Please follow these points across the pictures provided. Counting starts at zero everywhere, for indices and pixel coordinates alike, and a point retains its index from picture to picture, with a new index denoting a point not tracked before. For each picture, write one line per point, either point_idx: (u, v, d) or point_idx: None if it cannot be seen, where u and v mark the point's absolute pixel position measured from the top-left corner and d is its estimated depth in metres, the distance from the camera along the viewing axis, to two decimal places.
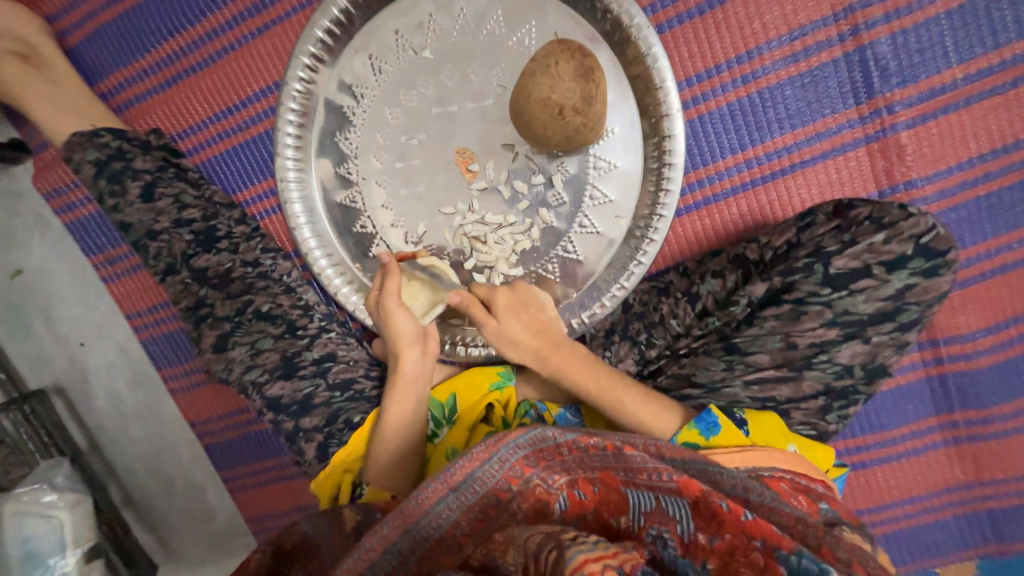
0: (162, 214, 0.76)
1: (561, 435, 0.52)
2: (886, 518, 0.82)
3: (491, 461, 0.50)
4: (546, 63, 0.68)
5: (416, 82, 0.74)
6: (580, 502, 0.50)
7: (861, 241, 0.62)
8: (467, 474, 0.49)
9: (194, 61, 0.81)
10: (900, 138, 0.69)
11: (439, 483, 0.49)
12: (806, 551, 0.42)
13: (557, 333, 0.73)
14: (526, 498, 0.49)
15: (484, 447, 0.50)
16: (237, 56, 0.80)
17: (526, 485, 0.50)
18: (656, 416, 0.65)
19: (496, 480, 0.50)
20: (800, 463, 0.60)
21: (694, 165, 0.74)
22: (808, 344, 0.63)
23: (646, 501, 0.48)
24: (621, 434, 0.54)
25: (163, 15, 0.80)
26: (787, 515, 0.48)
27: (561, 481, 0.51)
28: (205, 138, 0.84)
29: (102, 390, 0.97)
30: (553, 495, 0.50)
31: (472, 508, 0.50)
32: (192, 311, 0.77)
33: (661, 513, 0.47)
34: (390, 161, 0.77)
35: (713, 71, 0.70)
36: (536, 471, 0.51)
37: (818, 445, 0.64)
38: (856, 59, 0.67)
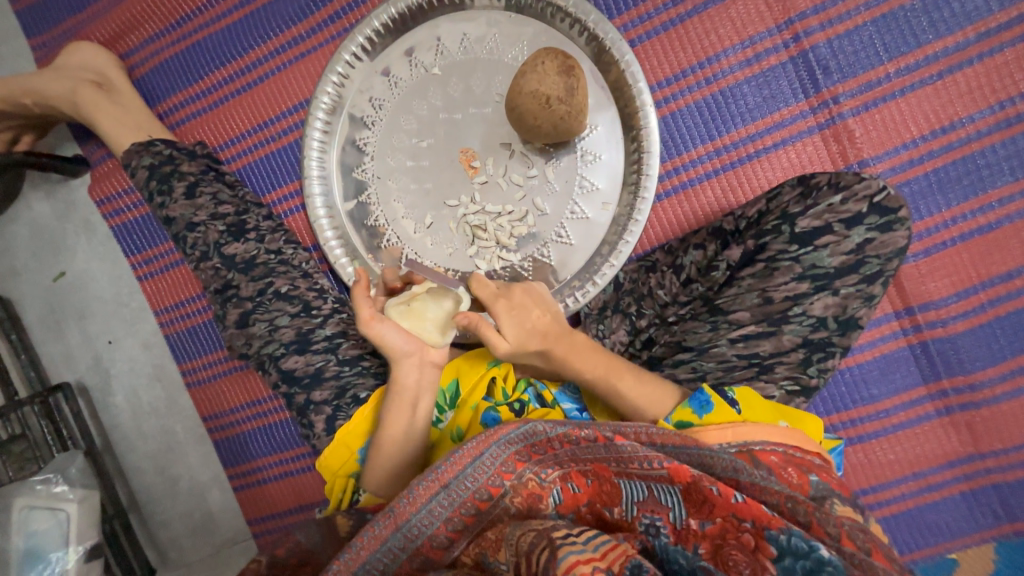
0: (201, 209, 0.86)
1: (553, 430, 0.58)
2: (891, 497, 0.81)
3: (483, 458, 0.56)
4: (535, 63, 0.74)
5: (427, 94, 0.86)
6: (574, 496, 0.57)
7: (822, 203, 0.70)
8: (457, 472, 0.55)
9: (240, 86, 0.95)
10: (848, 124, 0.78)
11: (431, 481, 0.55)
12: (795, 531, 0.48)
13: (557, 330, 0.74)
14: (518, 492, 0.55)
15: (476, 443, 0.56)
16: (276, 80, 0.94)
17: (518, 480, 0.56)
18: (651, 395, 0.68)
19: (487, 476, 0.56)
20: (792, 436, 0.62)
21: (671, 155, 0.83)
22: (782, 297, 0.69)
23: (638, 491, 0.55)
24: (613, 425, 0.59)
25: (217, 49, 0.95)
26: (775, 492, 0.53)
27: (554, 475, 0.58)
28: (242, 148, 0.96)
29: (122, 388, 1.01)
30: (546, 489, 0.57)
31: (463, 504, 0.55)
32: (220, 293, 0.84)
33: (654, 501, 0.54)
34: (403, 161, 0.88)
35: (681, 75, 0.81)
36: (528, 465, 0.57)
37: (802, 413, 0.66)
38: (800, 61, 0.78)
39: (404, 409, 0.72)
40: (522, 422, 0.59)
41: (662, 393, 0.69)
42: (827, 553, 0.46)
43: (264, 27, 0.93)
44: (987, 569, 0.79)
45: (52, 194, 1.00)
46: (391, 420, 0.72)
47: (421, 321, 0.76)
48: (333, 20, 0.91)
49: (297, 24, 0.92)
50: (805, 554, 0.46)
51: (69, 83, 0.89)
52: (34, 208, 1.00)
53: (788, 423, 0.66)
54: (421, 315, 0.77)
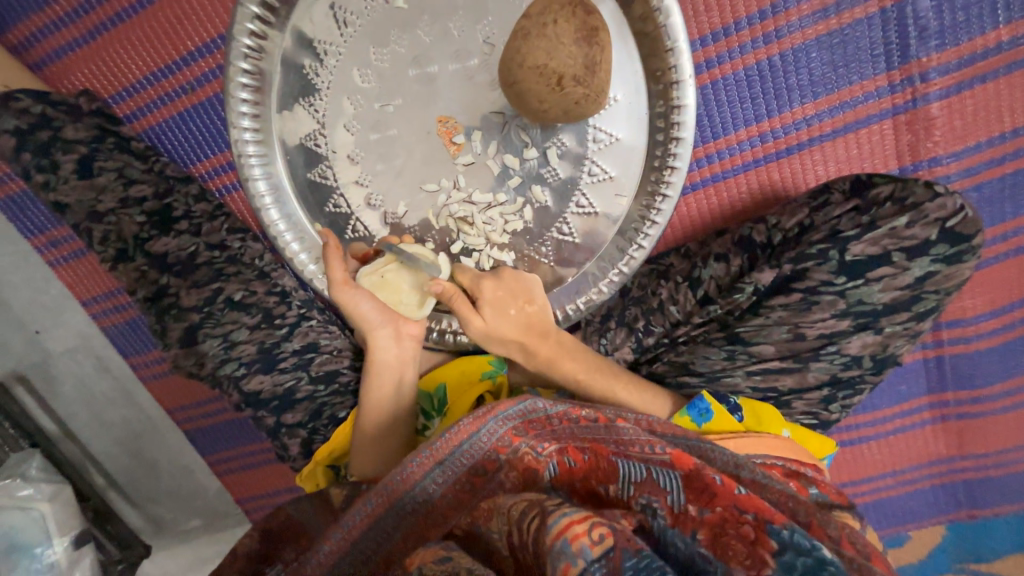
0: (106, 193, 0.76)
1: (552, 407, 0.55)
2: (870, 489, 0.84)
3: (480, 433, 0.51)
4: (541, 22, 0.62)
5: (387, 39, 0.68)
6: (569, 470, 0.49)
7: (882, 226, 0.60)
8: (455, 446, 0.50)
9: (105, 30, 0.82)
10: (930, 109, 0.68)
11: (425, 457, 0.50)
12: (798, 526, 0.42)
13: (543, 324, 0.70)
14: (513, 467, 0.49)
15: (471, 419, 0.51)
16: (141, 24, 0.81)
17: (514, 455, 0.50)
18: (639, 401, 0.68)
19: (484, 450, 0.51)
20: (793, 448, 0.61)
21: (705, 138, 0.73)
22: (816, 335, 0.62)
23: (637, 472, 0.47)
24: (612, 410, 0.56)
25: None
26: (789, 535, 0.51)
27: (551, 449, 0.50)
28: (155, 106, 0.85)
29: (67, 375, 0.93)
30: (542, 463, 0.49)
31: (458, 480, 0.50)
32: (154, 302, 0.76)
33: (652, 484, 0.46)
34: (363, 132, 0.71)
35: (731, 30, 0.68)
36: (525, 439, 0.51)
37: (810, 433, 0.65)
38: (893, 14, 0.65)
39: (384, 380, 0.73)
40: (519, 398, 0.55)
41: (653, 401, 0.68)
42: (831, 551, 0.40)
43: None
44: (936, 543, 0.88)
45: None
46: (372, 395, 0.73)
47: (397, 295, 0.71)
48: None
49: None
50: (808, 551, 0.40)
51: None
52: None
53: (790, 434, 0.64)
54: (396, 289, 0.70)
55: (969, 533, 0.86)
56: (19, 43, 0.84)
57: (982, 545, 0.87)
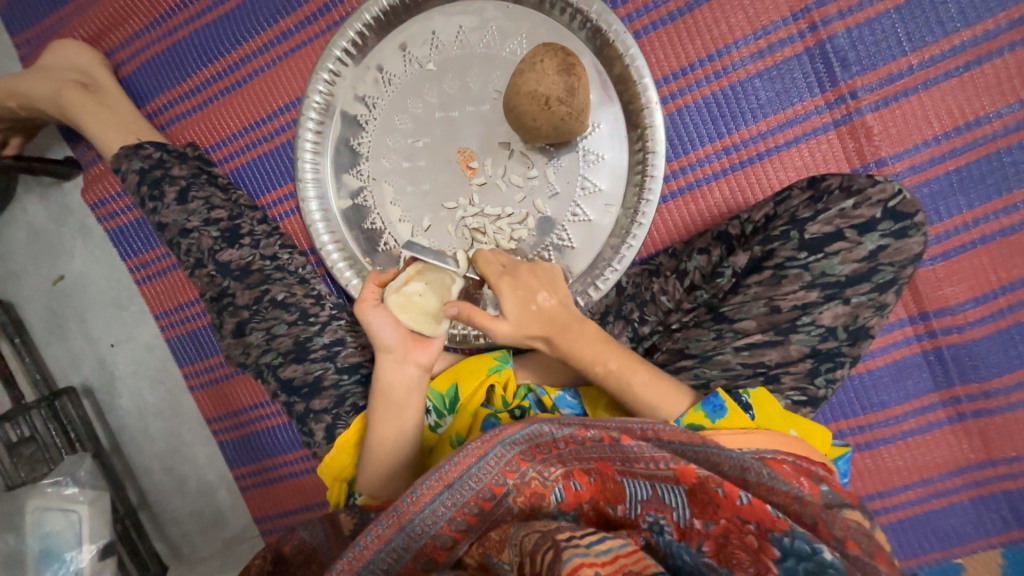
0: (194, 214, 0.85)
1: (558, 430, 0.55)
2: (899, 503, 0.80)
3: (486, 457, 0.53)
4: (532, 62, 0.71)
5: (421, 91, 0.83)
6: (576, 493, 0.54)
7: (833, 207, 0.66)
8: (462, 471, 0.53)
9: (215, 91, 0.93)
10: (866, 120, 0.74)
11: (434, 480, 0.53)
12: (799, 533, 0.46)
13: (565, 316, 0.71)
14: (520, 493, 0.53)
15: (479, 443, 0.53)
16: (245, 90, 0.92)
17: (521, 480, 0.54)
18: (659, 399, 0.66)
19: (491, 476, 0.53)
20: (801, 448, 0.61)
21: (676, 153, 0.80)
22: (791, 307, 0.66)
23: (642, 490, 0.52)
24: (618, 423, 0.56)
25: (185, 53, 0.93)
26: (782, 495, 0.51)
27: (557, 474, 0.55)
28: (236, 149, 0.94)
29: (125, 389, 1.02)
30: (548, 488, 0.54)
31: (467, 504, 0.53)
32: (216, 301, 0.84)
33: (658, 500, 0.51)
34: (398, 162, 0.85)
35: (687, 70, 0.77)
36: (532, 464, 0.54)
37: (812, 424, 0.65)
38: (817, 52, 0.74)
39: (390, 414, 0.73)
40: (527, 421, 0.55)
41: (674, 395, 0.67)
42: (830, 556, 0.44)
43: (237, 29, 0.91)
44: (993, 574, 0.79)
45: (46, 197, 0.99)
46: (378, 428, 0.73)
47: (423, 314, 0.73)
48: (322, 14, 0.87)
49: (283, 19, 0.89)
50: (809, 556, 0.44)
51: (52, 85, 0.87)
52: (29, 211, 0.99)
53: (797, 432, 0.64)
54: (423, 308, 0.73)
55: None
56: (137, 101, 0.97)
57: None
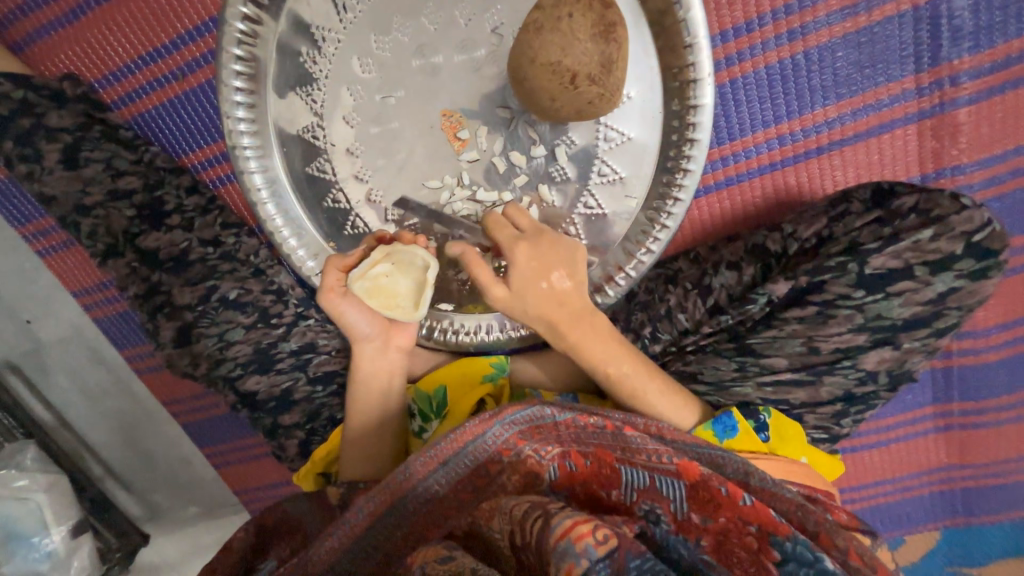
0: (93, 184, 0.65)
1: (560, 413, 0.53)
2: (866, 495, 0.83)
3: (485, 436, 0.51)
4: (557, 13, 0.50)
5: (389, 26, 0.60)
6: (570, 474, 0.50)
7: (906, 237, 0.55)
8: (460, 445, 0.50)
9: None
10: (958, 115, 0.60)
11: (431, 456, 0.50)
12: (801, 539, 0.46)
13: (575, 302, 0.63)
14: (516, 470, 0.50)
15: (478, 422, 0.51)
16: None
17: (517, 457, 0.51)
18: (671, 403, 0.63)
19: (487, 452, 0.51)
20: (811, 476, 0.60)
21: (717, 141, 0.64)
22: (831, 349, 0.59)
23: (640, 478, 0.50)
24: (621, 414, 0.55)
25: None
26: (786, 500, 0.50)
27: (554, 453, 0.51)
28: (133, 86, 0.69)
29: (59, 367, 0.89)
30: (543, 466, 0.50)
31: (460, 479, 0.51)
32: (146, 300, 0.68)
33: (655, 491, 0.49)
34: (363, 125, 0.65)
35: (754, 25, 0.58)
36: (529, 442, 0.51)
37: (824, 455, 0.63)
38: (925, 15, 0.56)
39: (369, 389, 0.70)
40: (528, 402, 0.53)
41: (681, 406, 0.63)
42: (829, 563, 0.44)
43: None
44: (925, 548, 0.87)
45: None
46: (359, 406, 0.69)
47: (392, 301, 0.65)
48: None
49: None
50: (810, 561, 0.44)
51: None
52: None
53: (808, 459, 0.62)
54: (392, 294, 0.65)
55: (966, 541, 0.85)
56: None
57: (974, 554, 0.85)
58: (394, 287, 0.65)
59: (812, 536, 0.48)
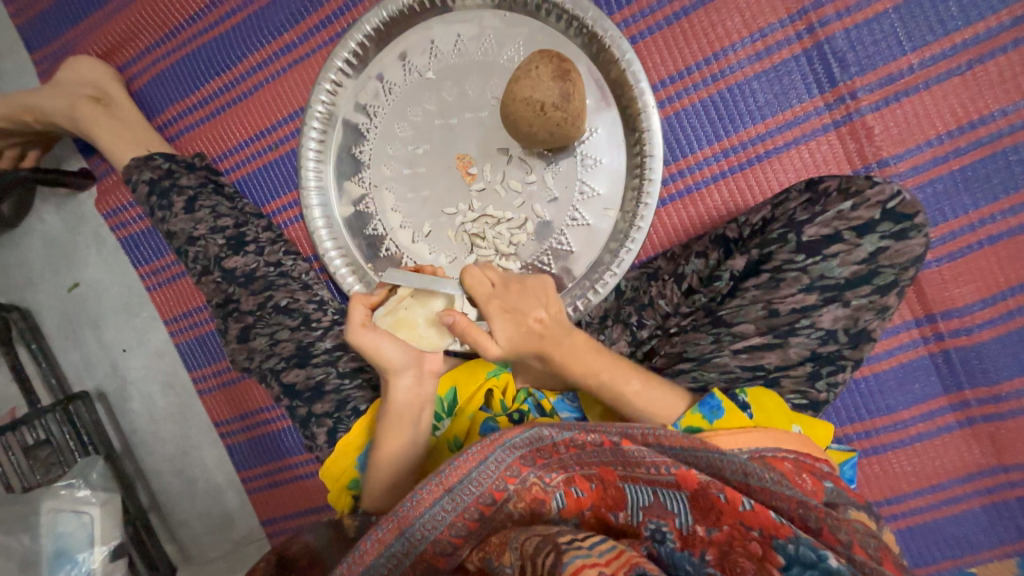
0: (200, 223, 0.87)
1: (558, 435, 0.55)
2: (910, 509, 0.78)
3: (485, 462, 0.54)
4: (528, 68, 0.71)
5: (420, 99, 0.84)
6: (577, 500, 0.54)
7: (829, 210, 0.65)
8: (462, 475, 0.53)
9: (222, 103, 0.96)
10: (866, 122, 0.73)
11: (435, 484, 0.53)
12: (802, 539, 0.47)
13: (555, 331, 0.69)
14: (522, 498, 0.53)
15: (479, 447, 0.54)
16: (251, 102, 0.94)
17: (523, 485, 0.54)
18: (655, 401, 0.66)
19: (491, 480, 0.53)
20: (805, 443, 0.61)
21: (674, 157, 0.80)
22: (789, 310, 0.65)
23: (643, 496, 0.52)
24: (619, 428, 0.55)
25: (194, 68, 0.96)
26: (787, 500, 0.52)
27: (558, 480, 0.55)
28: (242, 158, 0.96)
29: (138, 393, 1.05)
30: (549, 493, 0.54)
31: (467, 509, 0.53)
32: (222, 307, 0.86)
33: (660, 507, 0.51)
34: (399, 169, 0.86)
35: (684, 73, 0.77)
36: (533, 469, 0.55)
37: (815, 420, 0.64)
38: (815, 53, 0.73)
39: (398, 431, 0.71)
40: (527, 425, 0.56)
41: (669, 399, 0.66)
42: (835, 561, 0.45)
43: (245, 42, 0.93)
44: None
45: (62, 207, 1.02)
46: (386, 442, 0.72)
47: (415, 331, 0.71)
48: (325, 26, 0.89)
49: (288, 31, 0.91)
50: (814, 563, 0.45)
51: (67, 99, 0.90)
52: (46, 221, 1.03)
53: (799, 427, 0.64)
54: (412, 324, 0.71)
55: None
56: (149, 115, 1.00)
57: None
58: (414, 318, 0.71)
59: (816, 533, 0.50)
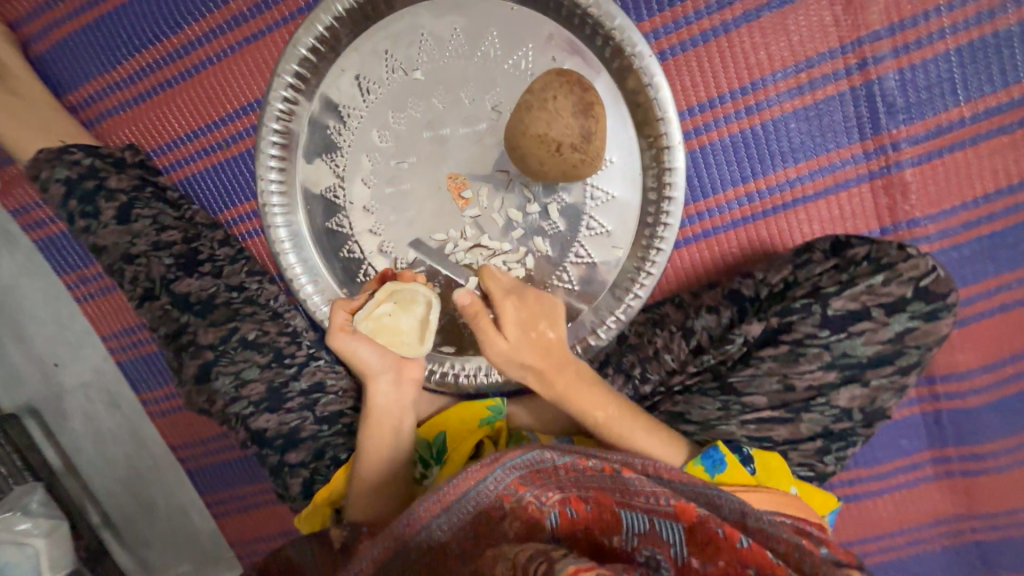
0: (139, 237, 0.74)
1: (558, 458, 0.55)
2: (879, 548, 0.82)
3: (485, 480, 0.53)
4: (542, 97, 0.62)
5: (404, 105, 0.73)
6: (571, 520, 0.50)
7: (861, 282, 0.63)
8: (461, 494, 0.53)
9: (155, 84, 0.80)
10: (904, 176, 0.69)
11: (433, 502, 0.53)
12: None
13: (563, 352, 0.66)
14: (518, 516, 0.51)
15: (478, 468, 0.54)
16: (193, 84, 0.79)
17: (519, 503, 0.52)
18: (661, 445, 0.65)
19: (488, 498, 0.53)
20: (803, 507, 0.61)
21: (694, 197, 0.74)
22: (805, 386, 0.64)
23: (640, 523, 0.49)
24: (620, 459, 0.56)
25: (112, 36, 0.79)
26: (782, 541, 0.49)
27: (555, 498, 0.51)
28: (186, 154, 0.82)
29: (77, 410, 0.93)
30: (544, 512, 0.50)
31: (461, 525, 0.53)
32: (172, 340, 0.75)
33: (655, 535, 0.48)
34: (379, 186, 0.75)
35: (716, 102, 0.70)
36: (530, 489, 0.53)
37: (814, 488, 0.65)
38: (862, 93, 0.67)
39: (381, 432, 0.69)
40: (528, 449, 0.56)
41: (670, 445, 0.66)
42: None
43: (178, 10, 0.77)
44: None
45: None
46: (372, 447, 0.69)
47: (398, 338, 0.68)
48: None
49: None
50: None
51: None
52: None
53: (797, 491, 0.64)
54: (396, 331, 0.68)
55: None
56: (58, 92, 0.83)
57: None
58: (397, 324, 0.69)
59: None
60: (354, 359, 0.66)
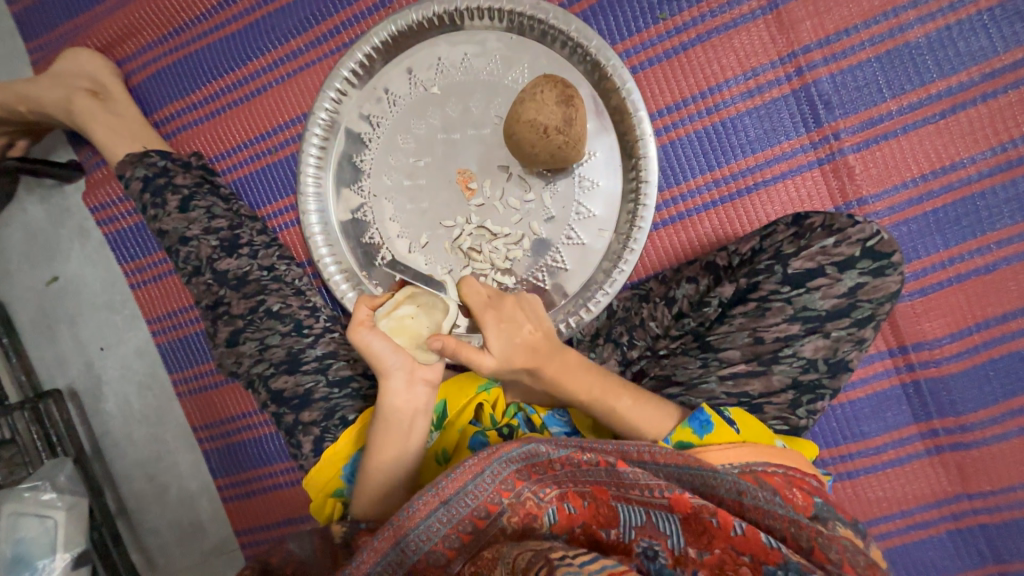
0: (194, 223, 0.86)
1: (554, 451, 0.56)
2: (887, 533, 0.81)
3: (484, 475, 0.55)
4: (533, 92, 0.74)
5: (424, 113, 0.86)
6: (569, 516, 0.55)
7: (815, 244, 0.70)
8: (460, 487, 0.54)
9: (224, 104, 0.95)
10: (848, 161, 0.78)
11: (432, 496, 0.54)
12: (792, 565, 0.47)
13: (548, 347, 0.71)
14: (516, 512, 0.54)
15: (477, 460, 0.55)
16: (253, 104, 0.94)
17: (517, 499, 0.55)
18: (651, 417, 0.68)
19: (487, 494, 0.54)
20: (792, 458, 0.62)
21: (668, 184, 0.83)
22: (773, 338, 0.69)
23: (637, 517, 0.54)
24: (615, 449, 0.58)
25: (196, 69, 0.95)
26: (780, 518, 0.52)
27: (551, 494, 0.56)
28: (240, 160, 0.96)
29: (115, 393, 1.01)
30: (542, 508, 0.55)
31: (461, 522, 0.54)
32: (211, 310, 0.85)
33: (652, 527, 0.53)
34: (399, 180, 0.87)
35: (681, 104, 0.81)
36: (528, 484, 0.55)
37: (801, 440, 0.69)
38: (802, 94, 0.78)
39: (388, 443, 0.70)
40: (525, 439, 0.57)
41: (662, 418, 0.68)
42: None
43: (251, 46, 0.93)
44: None
45: (46, 199, 0.99)
46: (378, 455, 0.71)
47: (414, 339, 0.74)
48: (333, 36, 0.90)
49: (296, 38, 0.91)
50: None
51: (62, 91, 0.89)
52: (27, 211, 1.00)
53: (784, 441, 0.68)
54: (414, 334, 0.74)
55: None
56: (147, 112, 0.98)
57: None
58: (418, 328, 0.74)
59: (808, 553, 0.51)
60: (368, 352, 0.69)
